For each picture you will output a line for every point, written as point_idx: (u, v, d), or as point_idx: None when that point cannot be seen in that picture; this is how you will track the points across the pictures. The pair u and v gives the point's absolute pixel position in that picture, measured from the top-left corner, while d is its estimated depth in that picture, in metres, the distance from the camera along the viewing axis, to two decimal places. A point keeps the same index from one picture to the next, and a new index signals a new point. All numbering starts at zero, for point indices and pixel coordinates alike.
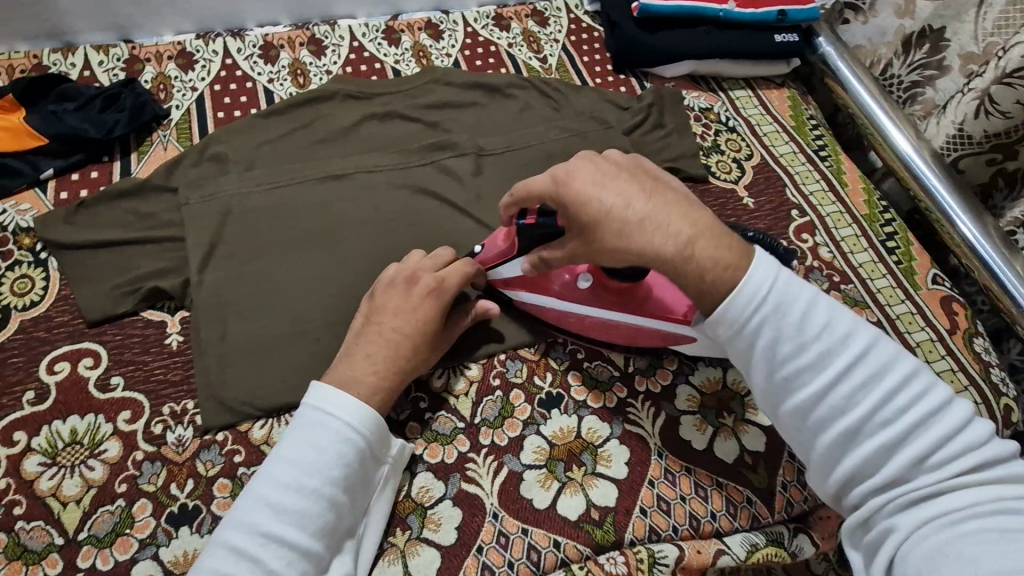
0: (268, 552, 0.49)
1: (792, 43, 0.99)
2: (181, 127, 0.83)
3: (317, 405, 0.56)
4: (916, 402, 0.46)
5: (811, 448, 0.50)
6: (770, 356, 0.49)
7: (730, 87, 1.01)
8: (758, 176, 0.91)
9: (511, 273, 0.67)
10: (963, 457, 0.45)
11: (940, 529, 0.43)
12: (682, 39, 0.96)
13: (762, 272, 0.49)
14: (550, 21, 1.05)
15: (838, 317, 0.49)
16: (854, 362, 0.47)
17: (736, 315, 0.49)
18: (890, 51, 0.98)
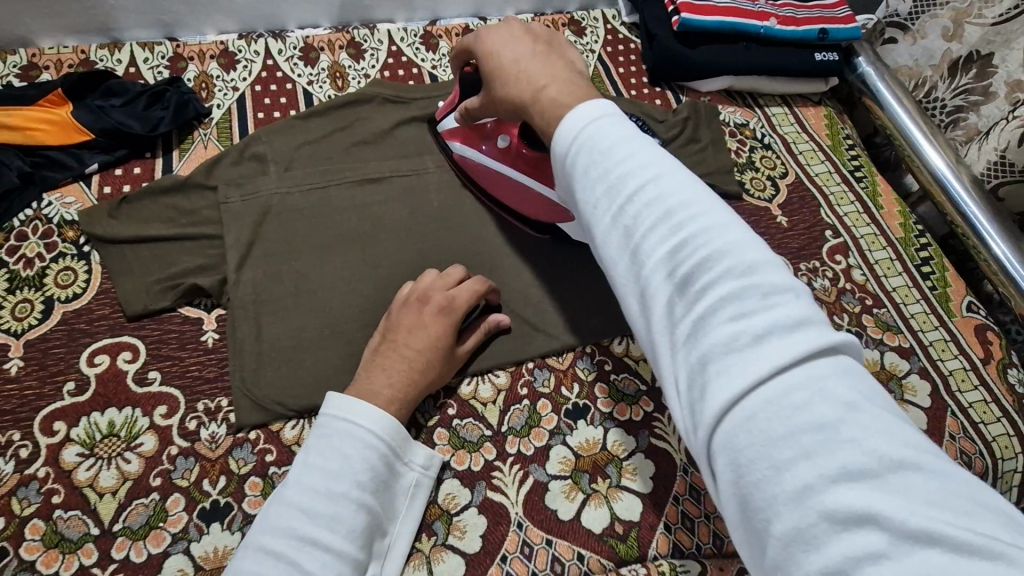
0: (303, 555, 0.50)
1: (831, 62, 0.99)
2: (222, 126, 0.85)
3: (336, 413, 0.57)
4: (726, 253, 0.37)
5: (635, 321, 0.41)
6: (595, 197, 0.43)
7: (766, 103, 1.00)
8: (792, 195, 0.90)
9: (453, 123, 0.78)
10: (787, 339, 0.34)
11: (738, 419, 0.33)
12: (721, 54, 0.95)
13: (591, 114, 0.45)
14: (586, 31, 1.05)
15: (672, 184, 0.41)
16: (663, 211, 0.40)
17: (567, 156, 0.45)
18: (937, 74, 0.96)
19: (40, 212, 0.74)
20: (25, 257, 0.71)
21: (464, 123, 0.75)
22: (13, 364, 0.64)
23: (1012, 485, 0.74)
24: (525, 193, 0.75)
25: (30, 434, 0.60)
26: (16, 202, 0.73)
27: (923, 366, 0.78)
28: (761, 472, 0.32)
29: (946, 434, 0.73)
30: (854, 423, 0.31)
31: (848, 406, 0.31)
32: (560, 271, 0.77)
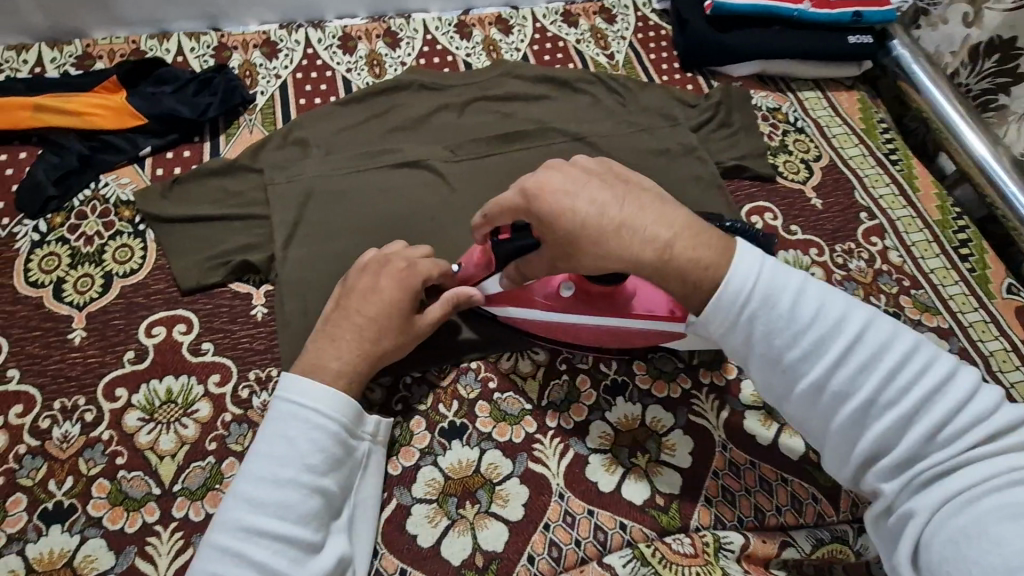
0: (254, 545, 0.50)
1: (865, 45, 0.99)
2: (266, 112, 0.87)
3: (282, 397, 0.56)
4: (936, 393, 0.43)
5: (829, 440, 0.47)
6: (765, 346, 0.47)
7: (799, 87, 1.00)
8: (827, 178, 0.90)
9: (495, 288, 0.67)
10: (979, 435, 0.42)
11: (960, 508, 0.41)
12: (754, 38, 0.96)
13: (749, 260, 0.47)
14: (617, 18, 1.06)
15: (830, 301, 0.46)
16: (854, 345, 0.45)
17: (732, 303, 0.47)
18: (958, 60, 0.96)
19: (98, 193, 0.77)
20: (85, 235, 0.74)
21: (514, 288, 0.66)
22: (76, 334, 0.67)
23: None
24: (588, 327, 0.68)
25: (94, 399, 0.64)
26: (75, 183, 0.77)
27: (963, 347, 0.78)
28: (975, 558, 0.38)
29: None
30: None
31: None
32: None
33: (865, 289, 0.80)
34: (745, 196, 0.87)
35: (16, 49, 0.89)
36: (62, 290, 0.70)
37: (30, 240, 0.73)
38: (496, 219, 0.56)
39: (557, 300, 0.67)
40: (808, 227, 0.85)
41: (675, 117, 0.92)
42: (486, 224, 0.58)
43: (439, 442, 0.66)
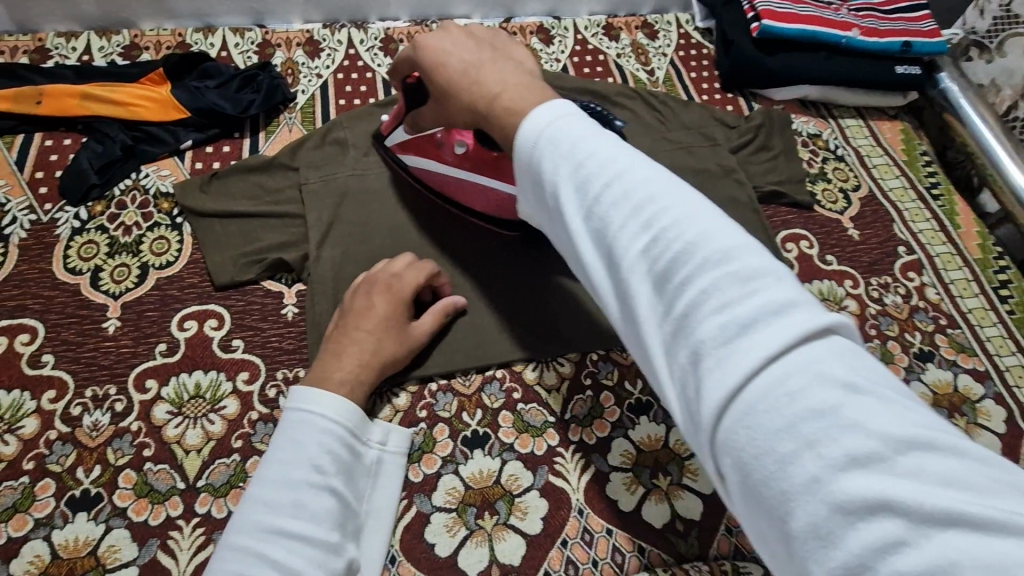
0: (271, 548, 0.48)
1: (913, 76, 0.97)
2: (306, 111, 0.88)
3: (295, 406, 0.56)
4: (700, 243, 0.34)
5: (629, 327, 0.37)
6: (570, 194, 0.40)
7: (841, 114, 0.98)
8: (865, 209, 0.89)
9: (403, 136, 0.76)
10: (771, 313, 0.31)
11: (738, 413, 0.30)
12: (799, 62, 0.94)
13: (550, 113, 0.44)
14: (659, 34, 1.05)
15: (621, 159, 0.40)
16: (627, 193, 0.38)
17: (531, 153, 0.44)
18: (1015, 93, 0.94)
19: (139, 183, 0.78)
20: (124, 224, 0.75)
21: (413, 133, 0.73)
22: (110, 323, 0.68)
23: None
24: (485, 192, 0.71)
25: (125, 389, 0.64)
26: (117, 173, 0.78)
27: (998, 392, 0.76)
28: (765, 469, 0.29)
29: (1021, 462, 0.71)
30: (855, 403, 0.28)
31: (832, 376, 0.29)
32: None
33: (900, 325, 0.79)
34: (780, 222, 0.86)
35: (65, 36, 0.91)
36: (99, 278, 0.71)
37: (71, 226, 0.74)
38: (400, 67, 0.66)
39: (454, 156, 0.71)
40: (844, 258, 0.84)
41: (713, 137, 0.91)
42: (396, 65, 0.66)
43: (461, 450, 0.66)
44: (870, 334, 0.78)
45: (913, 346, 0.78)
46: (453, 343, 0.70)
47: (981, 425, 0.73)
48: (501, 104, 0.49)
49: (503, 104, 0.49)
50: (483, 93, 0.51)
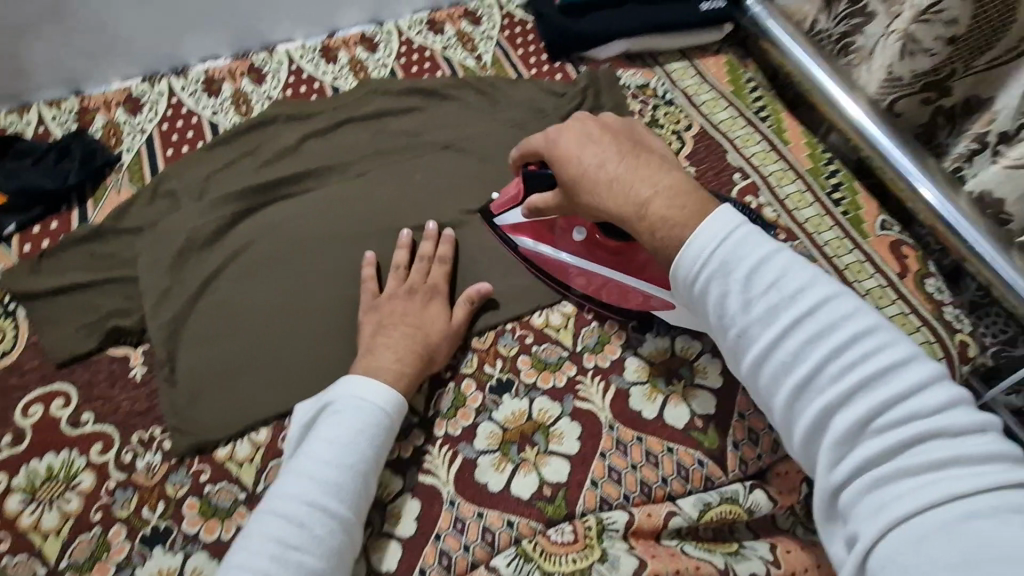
0: (310, 519, 0.55)
1: (719, 9, 1.00)
2: (133, 170, 0.87)
3: (349, 394, 0.62)
4: (899, 385, 0.46)
5: (796, 435, 0.51)
6: (742, 314, 0.52)
7: (666, 60, 1.02)
8: (698, 145, 0.92)
9: (516, 219, 0.77)
10: (943, 460, 0.44)
11: (908, 533, 0.42)
12: (609, 21, 0.98)
13: (717, 223, 0.53)
14: (483, 19, 1.07)
15: (802, 283, 0.50)
16: (812, 323, 0.49)
17: (692, 264, 0.54)
18: (814, 9, 0.97)
19: None
20: None
21: (530, 217, 0.75)
22: None
23: None
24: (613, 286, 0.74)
25: None
26: None
27: None
28: None
29: None
30: None
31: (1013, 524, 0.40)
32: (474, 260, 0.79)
33: None
34: None
35: None
36: None
37: None
38: (528, 156, 0.71)
39: (580, 245, 0.73)
40: None
41: (541, 109, 0.95)
42: (521, 159, 0.72)
43: None
44: None
45: None
46: (310, 367, 0.72)
47: None
48: (656, 212, 0.59)
49: (657, 212, 0.59)
50: (630, 200, 0.61)
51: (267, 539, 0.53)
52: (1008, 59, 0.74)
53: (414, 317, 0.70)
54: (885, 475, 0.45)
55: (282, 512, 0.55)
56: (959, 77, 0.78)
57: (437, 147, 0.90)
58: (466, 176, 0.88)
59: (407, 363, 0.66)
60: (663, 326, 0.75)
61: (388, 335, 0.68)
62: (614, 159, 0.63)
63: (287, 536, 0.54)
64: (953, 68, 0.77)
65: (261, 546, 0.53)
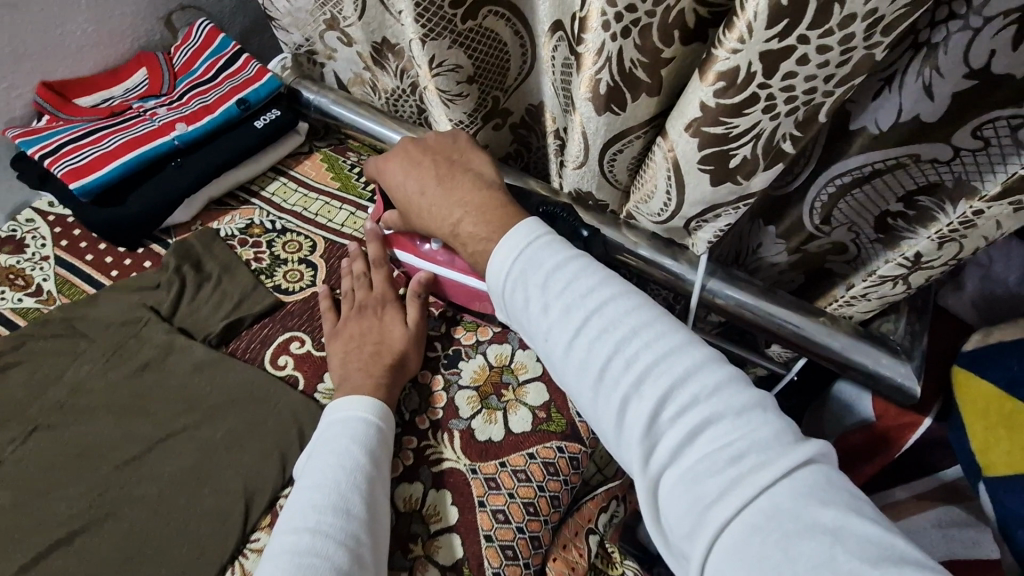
0: (326, 521, 0.54)
1: (279, 119, 0.89)
2: None
3: (335, 413, 0.64)
4: (694, 374, 0.48)
5: (612, 434, 0.50)
6: (544, 319, 0.53)
7: (261, 185, 0.92)
8: (331, 262, 0.84)
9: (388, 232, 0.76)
10: (744, 446, 0.45)
11: (716, 522, 0.43)
12: (158, 189, 0.81)
13: (519, 232, 0.56)
14: (26, 241, 0.86)
15: (594, 283, 0.53)
16: (606, 322, 0.51)
17: (501, 271, 0.56)
18: (371, 71, 0.91)
19: None
20: None
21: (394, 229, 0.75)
22: None
23: None
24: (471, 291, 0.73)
25: None
26: None
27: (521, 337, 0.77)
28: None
29: None
30: (823, 517, 0.41)
31: (799, 506, 0.42)
32: (125, 557, 0.63)
33: None
34: (257, 348, 0.77)
35: None
36: None
37: None
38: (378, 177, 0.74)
39: (440, 254, 0.72)
40: None
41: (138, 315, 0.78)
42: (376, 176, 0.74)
43: None
44: None
45: (436, 360, 0.75)
46: None
47: (524, 382, 0.73)
48: (466, 229, 0.61)
49: (467, 229, 0.61)
50: (446, 219, 0.64)
51: (285, 556, 0.52)
52: (529, 67, 0.77)
53: (373, 333, 0.72)
54: (692, 465, 0.46)
55: (299, 524, 0.54)
56: (505, 98, 0.82)
57: (19, 437, 0.69)
58: (72, 451, 0.69)
59: (379, 375, 0.68)
60: None
61: (356, 358, 0.69)
62: (434, 184, 0.66)
63: (303, 546, 0.53)
64: (494, 95, 0.80)
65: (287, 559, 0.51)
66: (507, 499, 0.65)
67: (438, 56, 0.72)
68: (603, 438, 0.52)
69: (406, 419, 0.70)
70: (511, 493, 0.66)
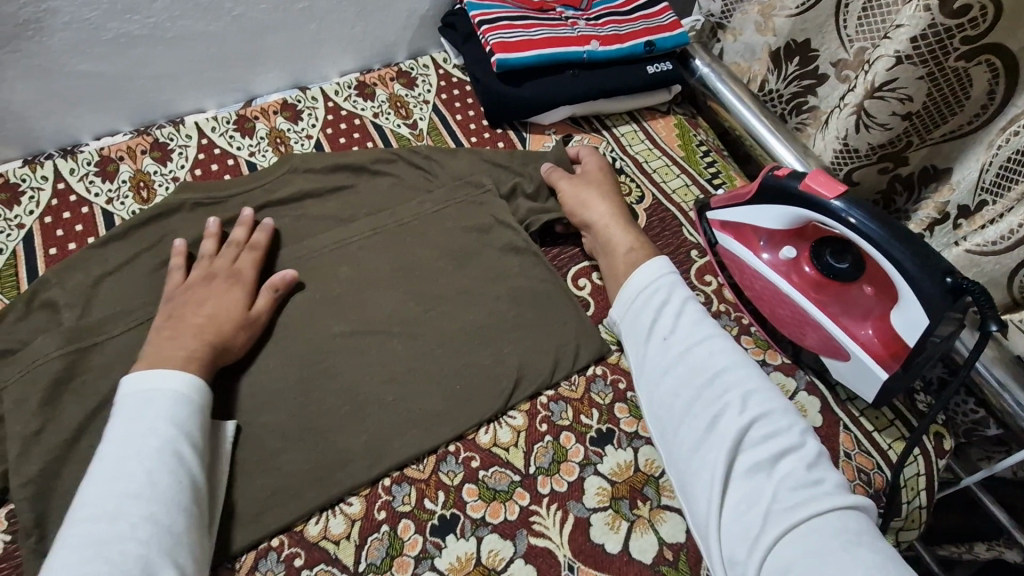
0: (126, 509, 0.51)
1: (666, 72, 0.94)
2: (7, 275, 0.75)
3: (130, 390, 0.58)
4: (776, 415, 0.59)
5: (687, 440, 0.59)
6: (666, 329, 0.65)
7: (614, 123, 0.96)
8: (652, 219, 0.86)
9: (733, 215, 0.75)
10: (812, 479, 0.55)
11: (788, 527, 0.51)
12: (550, 88, 0.89)
13: (657, 267, 0.69)
14: (417, 81, 1.00)
15: (708, 321, 0.66)
16: (713, 348, 0.63)
17: (639, 287, 0.68)
18: (764, 67, 0.92)
19: None
20: None
21: (748, 220, 0.74)
22: None
23: (919, 490, 0.68)
24: (792, 313, 0.71)
25: None
26: None
27: (811, 381, 0.73)
28: None
29: (841, 454, 0.68)
30: (880, 551, 0.50)
31: (857, 533, 0.51)
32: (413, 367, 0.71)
33: None
34: (566, 260, 0.83)
35: None
36: None
37: None
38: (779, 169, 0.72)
39: (783, 266, 0.72)
40: None
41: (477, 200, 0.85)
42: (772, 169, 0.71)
43: None
44: None
45: None
46: None
47: None
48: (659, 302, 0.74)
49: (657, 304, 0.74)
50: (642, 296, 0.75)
51: (95, 522, 0.50)
52: (966, 132, 0.71)
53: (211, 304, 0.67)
54: (749, 473, 0.56)
55: (119, 492, 0.52)
56: (915, 148, 0.76)
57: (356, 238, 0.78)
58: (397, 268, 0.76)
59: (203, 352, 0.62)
60: (624, 437, 0.69)
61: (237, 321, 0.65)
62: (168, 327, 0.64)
63: (107, 536, 0.50)
64: (909, 140, 0.75)
65: (101, 538, 0.49)
66: None
67: (900, 80, 0.69)
68: (666, 443, 0.61)
69: None
70: None
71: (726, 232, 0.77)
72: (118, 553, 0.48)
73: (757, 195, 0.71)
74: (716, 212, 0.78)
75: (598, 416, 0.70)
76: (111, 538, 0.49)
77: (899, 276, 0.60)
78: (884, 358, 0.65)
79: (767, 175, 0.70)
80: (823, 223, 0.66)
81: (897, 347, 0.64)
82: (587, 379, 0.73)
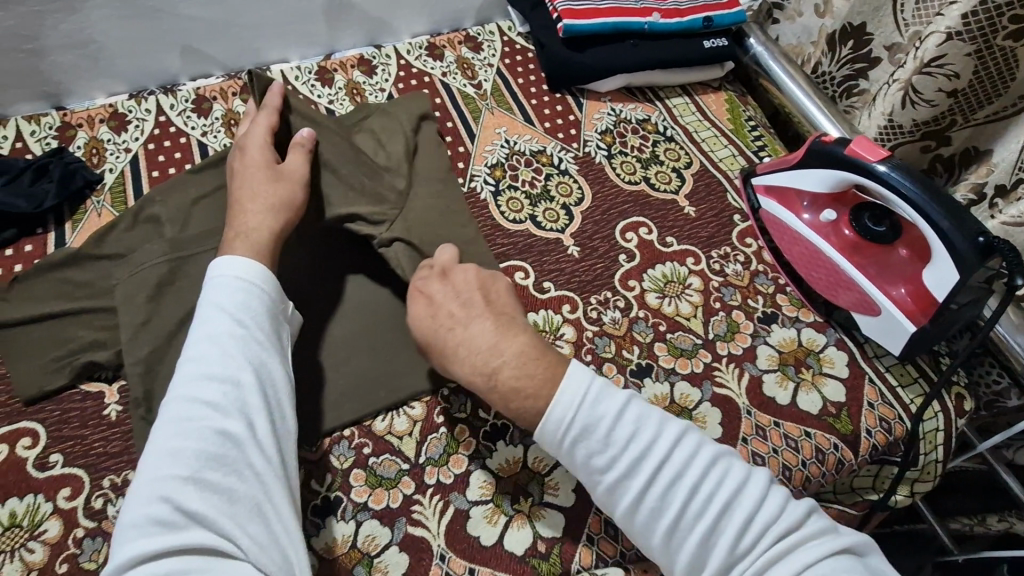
0: (203, 392, 0.54)
1: (721, 48, 1.00)
2: (115, 192, 0.84)
3: (218, 279, 0.61)
4: (748, 498, 0.53)
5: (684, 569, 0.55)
6: (610, 468, 0.55)
7: (667, 95, 1.01)
8: (698, 184, 0.91)
9: (781, 179, 0.80)
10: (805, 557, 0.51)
11: None
12: (610, 56, 0.95)
13: (573, 386, 0.56)
14: (483, 45, 1.06)
15: (645, 421, 0.56)
16: (671, 470, 0.54)
17: (559, 422, 0.56)
18: (819, 50, 0.96)
19: None
20: None
21: (793, 182, 0.79)
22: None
23: (936, 443, 0.73)
24: (828, 272, 0.76)
25: None
26: None
27: (840, 338, 0.78)
28: None
29: (864, 404, 0.73)
30: None
31: None
32: None
33: (742, 293, 0.81)
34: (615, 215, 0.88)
35: None
36: None
37: None
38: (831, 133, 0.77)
39: (826, 228, 0.77)
40: (683, 237, 0.85)
41: (526, 158, 0.91)
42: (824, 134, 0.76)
43: (312, 521, 0.62)
44: (715, 307, 0.79)
45: (755, 310, 0.79)
46: None
47: (826, 373, 0.75)
48: (504, 382, 0.59)
49: (506, 383, 0.58)
50: (479, 368, 0.60)
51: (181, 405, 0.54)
52: (1008, 114, 0.75)
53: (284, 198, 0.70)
54: None
55: (192, 376, 0.55)
56: (959, 128, 0.80)
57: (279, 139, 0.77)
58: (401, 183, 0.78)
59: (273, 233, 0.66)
60: (663, 371, 0.74)
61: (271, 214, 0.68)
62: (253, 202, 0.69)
63: (189, 413, 0.54)
64: (953, 119, 0.79)
65: (179, 424, 0.53)
66: (770, 451, 0.69)
67: (948, 57, 0.73)
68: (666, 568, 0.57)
69: (709, 338, 0.77)
70: (775, 449, 0.70)
71: (772, 195, 0.82)
72: (199, 428, 0.53)
73: (803, 159, 0.76)
74: (760, 177, 0.83)
75: (639, 352, 0.75)
76: (180, 427, 0.53)
77: (934, 235, 0.65)
78: (915, 314, 0.70)
79: (815, 142, 0.75)
80: (865, 186, 0.71)
81: (928, 303, 0.69)
82: (631, 318, 0.78)
